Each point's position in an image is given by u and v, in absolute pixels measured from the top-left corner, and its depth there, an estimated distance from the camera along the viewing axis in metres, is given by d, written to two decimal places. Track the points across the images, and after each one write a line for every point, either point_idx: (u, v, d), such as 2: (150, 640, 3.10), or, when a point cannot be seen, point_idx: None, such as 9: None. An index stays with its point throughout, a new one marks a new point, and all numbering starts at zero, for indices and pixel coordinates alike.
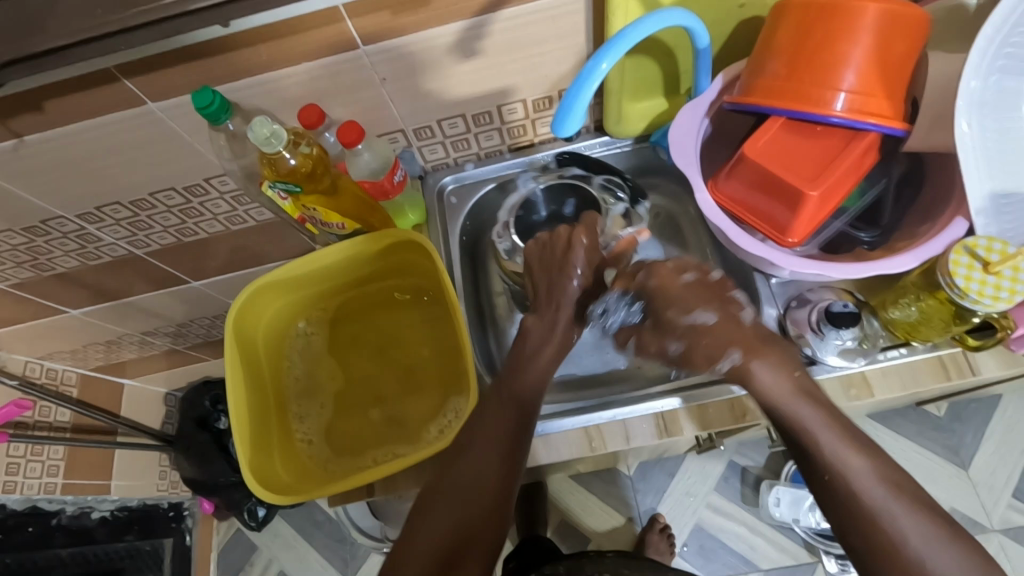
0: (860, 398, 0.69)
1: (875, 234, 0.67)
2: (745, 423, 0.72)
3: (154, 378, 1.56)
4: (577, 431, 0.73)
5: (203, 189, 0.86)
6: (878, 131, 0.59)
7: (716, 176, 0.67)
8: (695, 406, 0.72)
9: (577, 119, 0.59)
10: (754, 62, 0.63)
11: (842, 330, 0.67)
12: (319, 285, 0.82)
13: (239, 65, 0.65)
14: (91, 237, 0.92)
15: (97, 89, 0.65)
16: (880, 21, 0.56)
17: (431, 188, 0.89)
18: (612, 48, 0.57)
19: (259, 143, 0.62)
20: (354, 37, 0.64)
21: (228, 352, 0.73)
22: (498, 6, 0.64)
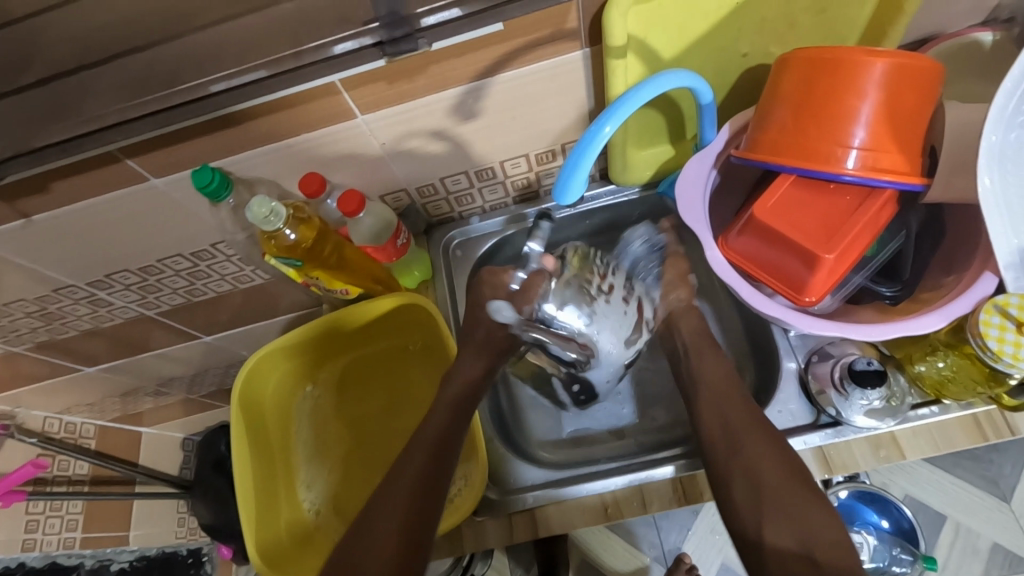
0: (890, 459, 0.65)
1: (896, 288, 0.65)
2: None
3: (170, 425, 1.57)
4: (592, 497, 0.70)
5: (210, 254, 0.85)
6: (894, 187, 0.56)
7: (726, 232, 0.65)
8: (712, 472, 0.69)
9: (578, 184, 0.57)
10: (760, 116, 0.61)
11: (869, 390, 0.64)
12: (324, 346, 0.81)
13: (238, 139, 0.64)
14: (103, 301, 0.93)
15: (101, 169, 0.65)
16: (890, 75, 0.54)
17: (437, 243, 0.88)
18: (615, 111, 0.55)
19: (258, 223, 0.61)
20: (352, 108, 0.63)
21: (232, 424, 0.73)
22: (497, 70, 0.63)
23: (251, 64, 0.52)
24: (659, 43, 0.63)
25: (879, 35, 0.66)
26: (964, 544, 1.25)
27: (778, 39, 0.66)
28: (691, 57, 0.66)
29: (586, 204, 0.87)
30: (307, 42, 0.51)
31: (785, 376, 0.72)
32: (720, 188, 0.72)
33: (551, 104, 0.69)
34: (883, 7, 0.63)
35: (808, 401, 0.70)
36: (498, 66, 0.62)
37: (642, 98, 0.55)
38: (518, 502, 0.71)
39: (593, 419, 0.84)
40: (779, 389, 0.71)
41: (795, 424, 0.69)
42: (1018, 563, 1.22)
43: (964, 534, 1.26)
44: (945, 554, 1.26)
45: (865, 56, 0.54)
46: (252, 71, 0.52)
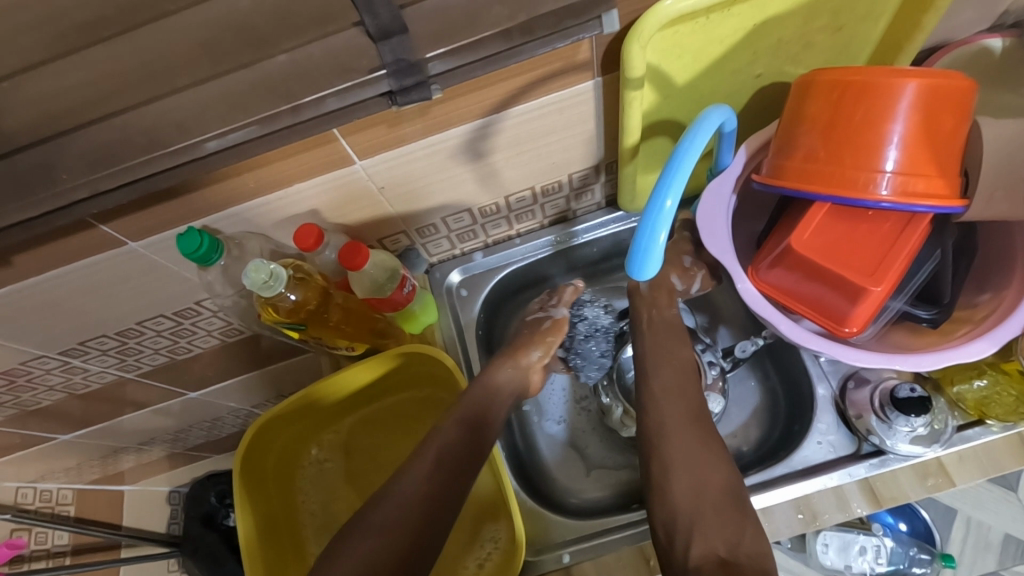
0: (939, 487, 0.62)
1: (935, 310, 0.61)
2: (814, 530, 0.63)
3: (153, 479, 1.44)
4: (631, 549, 0.65)
5: (195, 311, 0.78)
6: (934, 211, 0.54)
7: (756, 262, 0.62)
8: None
9: (654, 262, 0.55)
10: (784, 140, 0.58)
11: (914, 417, 0.61)
12: (329, 409, 0.76)
13: (225, 196, 0.58)
14: (77, 368, 0.85)
15: (71, 238, 0.58)
16: (922, 95, 0.51)
17: (439, 283, 0.83)
18: (671, 180, 0.51)
19: (258, 289, 0.57)
20: (349, 154, 0.58)
21: (240, 499, 0.67)
22: (506, 106, 0.58)
23: (242, 121, 0.47)
24: (674, 69, 0.60)
25: (894, 46, 0.64)
26: (976, 538, 1.23)
27: (794, 58, 0.63)
28: (705, 81, 0.63)
29: (593, 232, 0.84)
30: (304, 95, 0.46)
31: (820, 404, 0.69)
32: (740, 212, 0.69)
33: (559, 137, 0.66)
34: (901, 18, 0.60)
35: (846, 429, 0.68)
36: (507, 102, 0.58)
37: (695, 160, 0.51)
38: (551, 561, 0.66)
39: (614, 459, 0.81)
40: (816, 418, 0.69)
41: (835, 456, 0.66)
42: None
43: (975, 527, 1.24)
44: (959, 550, 1.23)
45: (897, 77, 0.51)
46: (242, 129, 0.47)
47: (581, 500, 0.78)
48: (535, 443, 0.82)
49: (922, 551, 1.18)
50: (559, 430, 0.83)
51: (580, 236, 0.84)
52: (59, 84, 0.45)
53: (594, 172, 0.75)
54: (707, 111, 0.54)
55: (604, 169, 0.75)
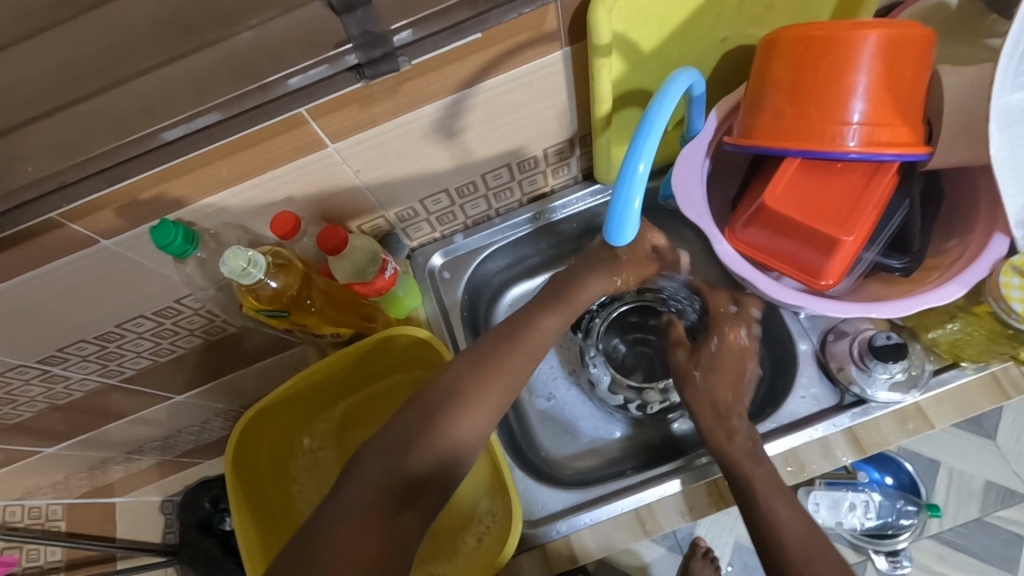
0: (919, 430, 0.64)
1: (907, 259, 0.62)
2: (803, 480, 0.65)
3: (145, 489, 1.40)
4: (628, 514, 0.67)
5: (175, 310, 0.77)
6: (900, 159, 0.55)
7: (732, 223, 0.63)
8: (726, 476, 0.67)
9: (631, 226, 0.55)
10: (751, 100, 0.59)
11: (891, 364, 0.63)
12: (318, 397, 0.76)
13: (198, 186, 0.57)
14: (58, 377, 0.84)
15: (41, 238, 0.57)
16: (882, 46, 0.52)
17: (422, 267, 0.83)
18: (644, 143, 0.52)
19: (236, 277, 0.56)
20: (322, 137, 0.58)
21: (233, 493, 0.67)
22: (477, 79, 0.58)
23: (209, 102, 0.46)
24: (641, 36, 0.60)
25: (855, 3, 0.65)
26: (959, 487, 1.27)
27: (757, 19, 0.64)
28: (672, 46, 0.64)
29: (572, 207, 0.84)
30: (270, 73, 0.46)
31: (802, 360, 0.71)
32: (713, 176, 0.69)
33: (532, 110, 0.66)
34: None
35: (828, 381, 0.69)
36: (478, 76, 0.57)
37: (666, 121, 0.51)
38: (550, 531, 0.67)
39: (606, 427, 0.82)
40: (799, 373, 0.70)
41: (819, 408, 0.68)
42: (1011, 496, 1.26)
43: (958, 476, 1.28)
44: (944, 499, 1.27)
45: (857, 30, 0.52)
46: (201, 116, 0.46)
47: (576, 470, 0.79)
48: (526, 419, 0.82)
49: (909, 503, 1.20)
50: (550, 402, 0.83)
51: (559, 212, 0.84)
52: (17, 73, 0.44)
53: (569, 146, 0.75)
54: (675, 74, 0.54)
55: (579, 142, 0.75)
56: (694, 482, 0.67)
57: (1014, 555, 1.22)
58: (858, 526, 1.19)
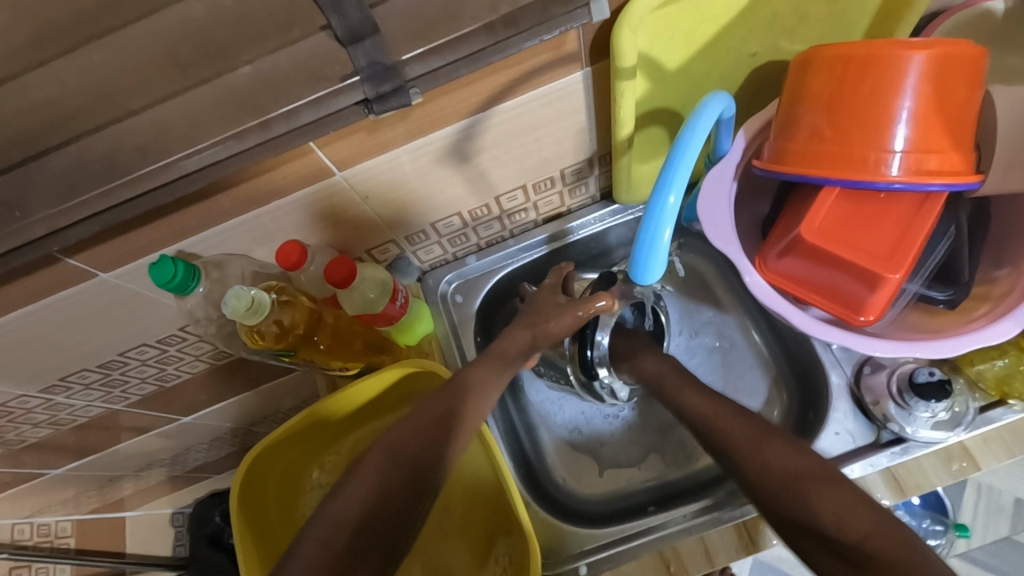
0: (965, 472, 0.60)
1: (953, 291, 0.58)
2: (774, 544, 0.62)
3: (156, 502, 1.37)
4: (649, 556, 0.63)
5: (179, 337, 0.75)
6: (949, 188, 0.51)
7: (764, 252, 0.59)
8: (753, 517, 0.63)
9: (658, 262, 0.52)
10: (785, 122, 0.55)
11: (934, 402, 0.59)
12: (325, 430, 0.73)
13: (199, 219, 0.55)
14: (61, 404, 0.82)
15: (37, 274, 0.55)
16: (930, 67, 0.48)
17: (434, 290, 0.80)
18: (673, 176, 0.48)
19: (241, 317, 0.54)
20: (329, 166, 0.54)
21: (241, 537, 0.64)
22: (493, 102, 0.55)
23: (210, 138, 0.43)
24: (666, 54, 0.57)
25: (894, 13, 0.60)
26: (987, 503, 1.22)
27: (790, 33, 0.60)
28: (697, 64, 0.60)
29: (588, 227, 0.81)
30: (275, 108, 0.43)
31: (835, 393, 0.67)
32: (742, 198, 0.65)
33: (549, 132, 0.62)
34: None
35: (864, 416, 0.65)
36: (493, 100, 0.54)
37: (697, 152, 0.48)
38: (568, 573, 0.64)
39: (626, 456, 0.79)
40: (832, 407, 0.66)
41: (855, 446, 0.64)
42: None
43: (986, 492, 1.23)
44: (971, 515, 1.22)
45: (904, 49, 0.48)
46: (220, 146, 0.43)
47: (594, 504, 0.76)
48: (542, 449, 0.80)
49: (936, 522, 1.17)
50: (566, 430, 0.80)
51: (577, 233, 0.81)
52: (6, 110, 0.41)
53: (587, 166, 0.72)
54: (706, 98, 0.51)
55: (597, 162, 0.72)
56: (722, 524, 0.64)
57: None
58: None
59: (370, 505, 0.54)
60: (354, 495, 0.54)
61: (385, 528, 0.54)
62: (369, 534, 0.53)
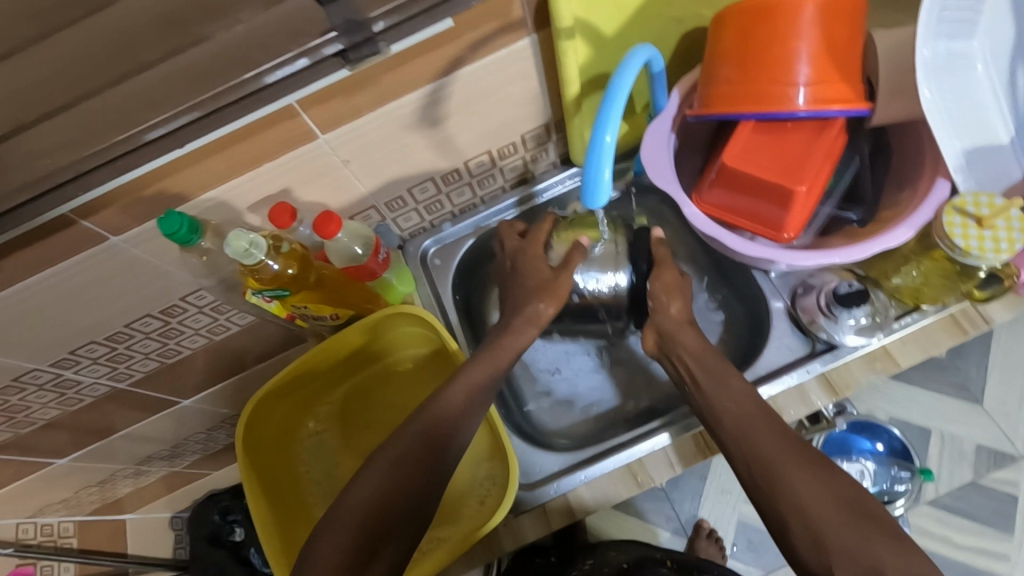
0: (887, 370, 0.69)
1: (863, 211, 0.71)
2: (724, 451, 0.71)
3: (152, 506, 1.38)
4: (620, 469, 0.71)
5: (180, 308, 0.81)
6: (845, 115, 0.61)
7: (699, 187, 0.68)
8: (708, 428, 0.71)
9: (605, 191, 0.60)
10: (708, 72, 0.64)
11: (855, 308, 0.68)
12: (320, 380, 0.81)
13: (198, 181, 0.61)
14: (70, 382, 0.86)
15: (55, 237, 0.60)
16: (819, 12, 0.57)
17: (414, 255, 0.88)
18: (609, 115, 0.57)
19: (240, 257, 0.61)
20: (313, 129, 0.62)
21: (244, 470, 0.70)
22: (456, 66, 0.63)
23: None
24: (602, 20, 0.66)
25: None
26: (951, 451, 1.28)
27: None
28: (631, 31, 0.69)
29: (553, 190, 0.89)
30: None
31: (776, 315, 0.75)
32: (681, 148, 0.74)
33: (508, 96, 0.71)
34: None
35: (801, 332, 0.74)
36: (454, 65, 0.62)
37: (626, 93, 0.56)
38: (548, 491, 0.71)
39: (597, 391, 0.86)
40: (773, 327, 0.75)
41: (794, 357, 0.73)
42: (1001, 456, 1.27)
43: (950, 441, 1.29)
44: (938, 463, 1.28)
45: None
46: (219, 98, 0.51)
47: (568, 435, 0.84)
48: (518, 394, 0.87)
49: (902, 469, 1.22)
50: (545, 375, 0.88)
51: (541, 196, 0.89)
52: None
53: (545, 131, 0.80)
54: (633, 51, 0.60)
55: (553, 129, 0.81)
56: (680, 436, 0.71)
57: (1010, 514, 1.24)
58: None
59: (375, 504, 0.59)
60: (368, 490, 0.59)
61: (395, 521, 0.59)
62: (378, 533, 0.58)
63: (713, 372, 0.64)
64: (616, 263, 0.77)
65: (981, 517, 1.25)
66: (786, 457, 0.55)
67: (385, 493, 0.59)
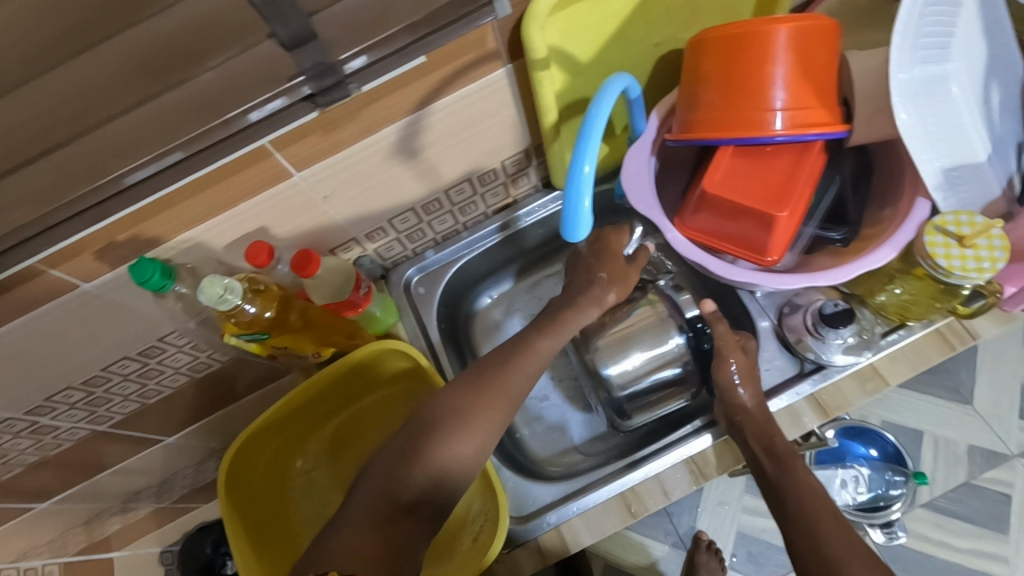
0: (878, 389, 0.68)
1: (846, 230, 0.69)
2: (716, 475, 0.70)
3: (140, 542, 1.29)
4: (613, 498, 0.70)
5: (160, 349, 0.79)
6: (823, 138, 0.60)
7: (681, 212, 0.68)
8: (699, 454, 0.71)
9: (586, 222, 0.59)
10: (685, 98, 0.64)
11: (843, 329, 0.68)
12: (307, 418, 0.79)
13: (172, 224, 0.60)
14: (48, 428, 0.84)
15: (25, 288, 0.59)
16: (794, 37, 0.57)
17: (397, 285, 0.86)
18: (586, 147, 0.56)
19: (215, 303, 0.60)
20: (287, 168, 0.60)
21: (230, 516, 0.69)
22: (432, 99, 0.62)
23: None
24: (577, 49, 0.65)
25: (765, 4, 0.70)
26: (945, 454, 1.28)
27: (683, 24, 0.69)
28: (607, 57, 0.69)
29: (536, 214, 0.88)
30: None
31: (764, 335, 0.75)
32: (662, 171, 0.74)
33: (486, 125, 0.70)
34: None
35: (789, 353, 0.73)
36: (430, 98, 0.61)
37: (603, 125, 0.56)
38: (541, 524, 0.70)
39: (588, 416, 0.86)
40: (761, 348, 0.74)
41: (783, 378, 0.72)
42: (994, 457, 1.27)
43: (943, 444, 1.29)
44: (932, 467, 1.28)
45: (772, 24, 0.57)
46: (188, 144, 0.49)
47: (561, 462, 0.83)
48: (508, 421, 0.86)
49: (896, 473, 1.21)
50: (535, 402, 0.87)
51: (524, 220, 0.88)
52: None
53: (526, 157, 0.80)
54: (609, 80, 0.59)
55: (534, 154, 0.80)
56: (672, 463, 0.70)
57: (1006, 515, 1.24)
58: (852, 502, 1.21)
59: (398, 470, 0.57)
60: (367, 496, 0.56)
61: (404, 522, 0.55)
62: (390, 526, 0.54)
63: (779, 455, 0.63)
64: (665, 330, 0.76)
65: (978, 519, 1.25)
66: (829, 526, 0.56)
67: (393, 487, 0.57)
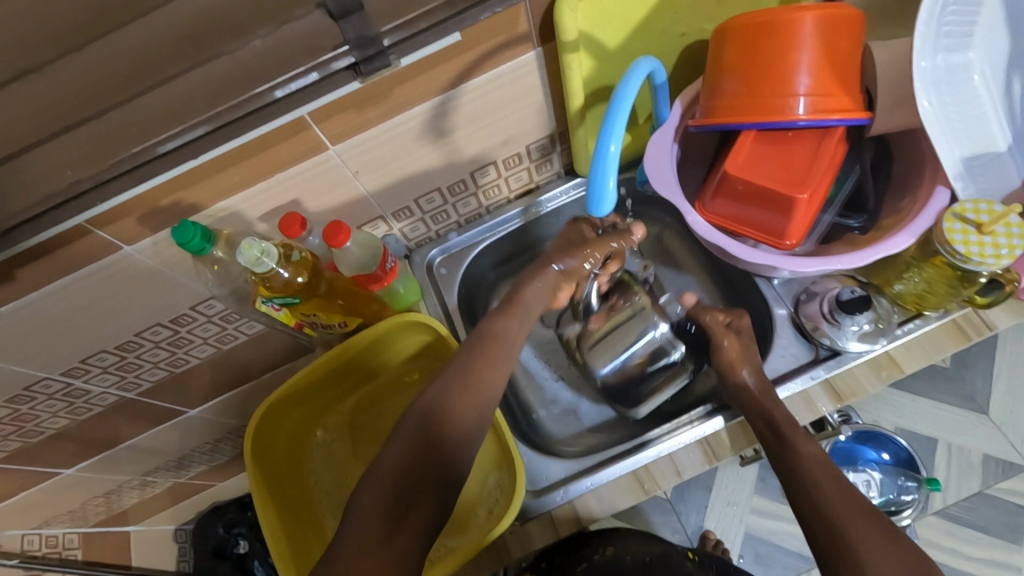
0: (892, 376, 0.69)
1: (864, 218, 0.72)
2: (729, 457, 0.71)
3: (159, 517, 1.33)
4: (626, 476, 0.71)
5: (190, 317, 0.82)
6: (845, 124, 0.62)
7: (701, 197, 0.69)
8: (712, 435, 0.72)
9: (610, 200, 0.61)
10: (709, 84, 0.66)
11: (858, 315, 0.69)
12: (328, 391, 0.82)
13: (213, 190, 0.63)
14: (79, 391, 0.87)
15: (73, 246, 0.61)
16: (818, 25, 0.59)
17: (420, 265, 0.89)
18: (613, 126, 0.58)
19: (251, 264, 0.62)
20: (323, 141, 0.63)
21: (253, 477, 0.71)
22: (464, 79, 0.64)
23: None
24: (606, 35, 0.68)
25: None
26: (958, 462, 1.28)
27: (709, 16, 0.71)
28: (634, 45, 0.71)
29: (558, 200, 0.90)
30: None
31: (780, 322, 0.76)
32: (683, 159, 0.76)
33: (514, 108, 0.72)
34: None
35: (805, 340, 0.74)
36: (463, 77, 0.64)
37: (629, 104, 0.57)
38: (554, 497, 0.71)
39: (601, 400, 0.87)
40: (777, 335, 0.75)
41: (798, 363, 0.73)
42: (1009, 466, 1.26)
43: (957, 451, 1.29)
44: (946, 474, 1.28)
45: (797, 12, 0.59)
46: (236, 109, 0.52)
47: (574, 443, 0.84)
48: (523, 401, 0.87)
49: (909, 479, 1.21)
50: (549, 386, 0.89)
51: (546, 206, 0.90)
52: None
53: (550, 142, 0.82)
54: (636, 63, 0.61)
55: (558, 140, 0.82)
56: (685, 443, 0.71)
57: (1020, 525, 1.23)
58: None
59: (415, 448, 0.56)
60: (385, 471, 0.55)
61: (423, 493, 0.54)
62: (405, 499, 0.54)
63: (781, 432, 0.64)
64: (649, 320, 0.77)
65: (991, 529, 1.24)
66: (853, 513, 0.54)
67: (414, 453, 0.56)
